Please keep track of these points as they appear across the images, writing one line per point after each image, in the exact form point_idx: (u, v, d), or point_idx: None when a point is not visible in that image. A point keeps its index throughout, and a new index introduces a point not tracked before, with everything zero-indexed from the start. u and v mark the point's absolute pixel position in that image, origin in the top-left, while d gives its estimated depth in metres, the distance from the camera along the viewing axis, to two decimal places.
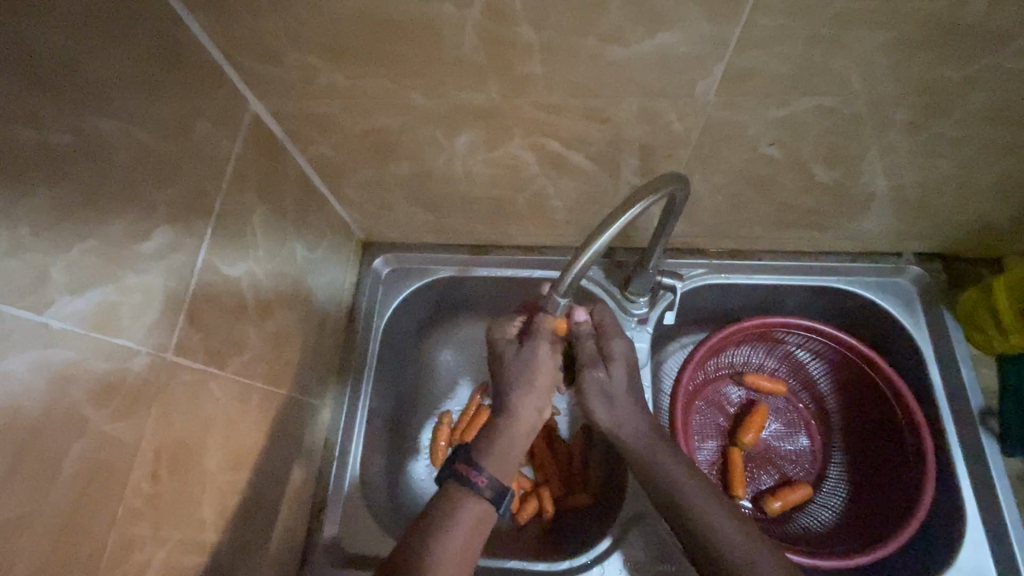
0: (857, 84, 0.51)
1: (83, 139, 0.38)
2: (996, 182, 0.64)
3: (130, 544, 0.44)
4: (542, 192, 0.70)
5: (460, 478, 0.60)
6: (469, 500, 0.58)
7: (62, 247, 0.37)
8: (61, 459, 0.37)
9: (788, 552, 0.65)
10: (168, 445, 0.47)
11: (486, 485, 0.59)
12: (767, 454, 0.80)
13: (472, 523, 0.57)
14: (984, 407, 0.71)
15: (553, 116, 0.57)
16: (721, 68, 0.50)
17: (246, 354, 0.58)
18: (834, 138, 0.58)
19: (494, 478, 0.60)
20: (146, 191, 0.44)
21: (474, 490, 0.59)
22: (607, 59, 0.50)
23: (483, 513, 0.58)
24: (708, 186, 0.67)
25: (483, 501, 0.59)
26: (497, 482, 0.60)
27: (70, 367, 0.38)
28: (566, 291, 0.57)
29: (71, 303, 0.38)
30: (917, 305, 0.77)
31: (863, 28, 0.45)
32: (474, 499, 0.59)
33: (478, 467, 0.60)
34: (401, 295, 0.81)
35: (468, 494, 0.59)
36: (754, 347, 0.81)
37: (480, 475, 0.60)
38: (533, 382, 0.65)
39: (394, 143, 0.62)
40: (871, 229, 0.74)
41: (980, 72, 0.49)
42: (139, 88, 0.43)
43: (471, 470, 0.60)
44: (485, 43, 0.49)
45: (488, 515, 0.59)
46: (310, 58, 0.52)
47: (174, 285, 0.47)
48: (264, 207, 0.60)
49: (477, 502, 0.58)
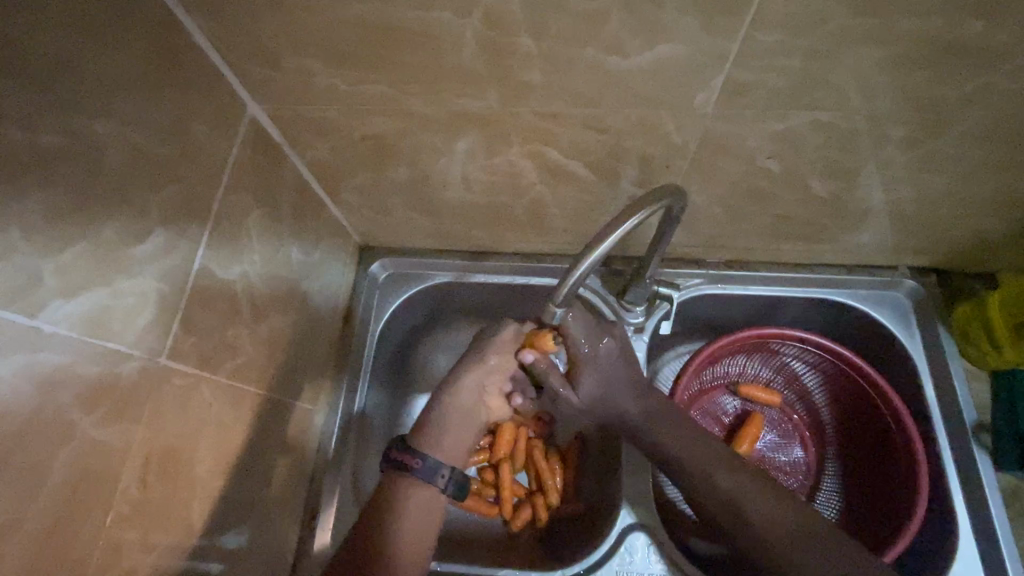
0: (853, 100, 0.51)
1: (80, 142, 0.38)
2: (993, 198, 0.64)
3: (118, 549, 0.43)
4: (540, 200, 0.70)
5: (399, 464, 0.60)
6: (414, 486, 0.59)
7: (53, 249, 0.37)
8: (47, 465, 0.37)
9: None
10: (159, 449, 0.47)
11: (423, 468, 0.60)
12: (762, 466, 0.80)
13: (419, 505, 0.59)
14: (977, 422, 0.71)
15: (552, 124, 0.57)
16: (719, 81, 0.50)
17: (239, 357, 0.58)
18: (830, 152, 0.58)
19: (429, 458, 0.60)
20: (142, 194, 0.44)
21: (413, 475, 0.59)
22: (607, 70, 0.50)
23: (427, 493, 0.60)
24: (705, 197, 0.68)
25: (423, 484, 0.60)
26: (430, 460, 0.60)
27: (59, 371, 0.37)
28: (561, 301, 0.56)
29: (63, 305, 0.38)
30: (912, 319, 0.77)
31: (859, 45, 0.46)
32: (414, 482, 0.60)
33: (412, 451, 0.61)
34: (397, 300, 0.80)
35: (411, 479, 0.60)
36: (749, 357, 0.81)
37: (417, 458, 0.60)
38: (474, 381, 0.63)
39: (393, 148, 0.62)
40: (867, 243, 0.74)
41: (977, 90, 0.49)
42: (135, 90, 0.43)
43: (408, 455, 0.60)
44: (484, 52, 0.49)
45: (432, 496, 0.60)
46: (309, 64, 0.52)
47: (167, 288, 0.47)
48: (261, 210, 0.60)
49: (418, 485, 0.59)
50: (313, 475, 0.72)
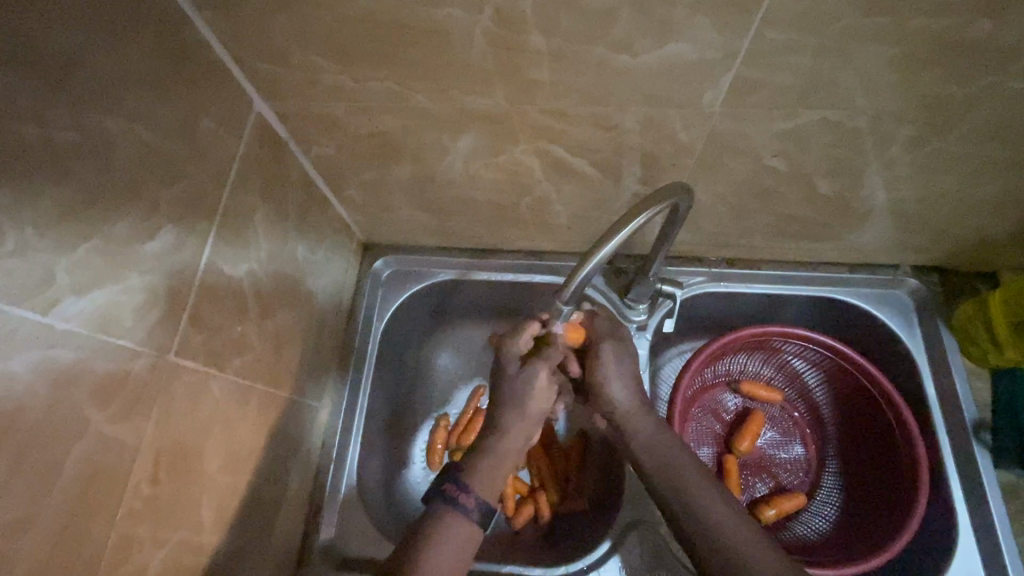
0: (860, 99, 0.52)
1: (91, 138, 0.38)
2: (995, 197, 0.64)
3: (129, 546, 0.43)
4: (545, 198, 0.70)
5: (447, 496, 0.58)
6: (456, 521, 0.57)
7: (66, 245, 0.37)
8: (61, 461, 0.37)
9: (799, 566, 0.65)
10: (169, 445, 0.47)
11: (473, 505, 0.58)
12: (762, 462, 0.81)
13: (459, 540, 0.56)
14: (977, 420, 0.72)
15: (560, 122, 0.57)
16: (728, 79, 0.50)
17: (246, 354, 0.58)
18: (836, 151, 0.58)
19: (480, 497, 0.59)
20: (151, 190, 0.44)
21: (461, 510, 0.57)
22: (615, 68, 0.50)
23: (468, 534, 0.57)
24: (710, 195, 0.68)
25: (468, 521, 0.57)
26: (483, 500, 0.58)
27: (72, 367, 0.37)
28: (568, 299, 0.56)
29: (75, 302, 0.38)
30: (913, 317, 0.78)
31: (869, 43, 0.46)
32: (459, 518, 0.57)
33: (464, 487, 0.59)
34: (400, 297, 0.80)
35: (455, 514, 0.57)
36: (751, 355, 0.82)
37: (467, 495, 0.58)
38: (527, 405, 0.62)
39: (398, 145, 0.62)
40: (869, 241, 0.75)
41: (983, 89, 0.50)
42: (145, 86, 0.43)
43: (459, 490, 0.59)
44: (493, 49, 0.49)
45: (472, 535, 0.57)
46: (317, 60, 0.52)
47: (175, 285, 0.47)
48: (267, 207, 0.60)
49: (464, 523, 0.57)
50: (318, 472, 0.72)
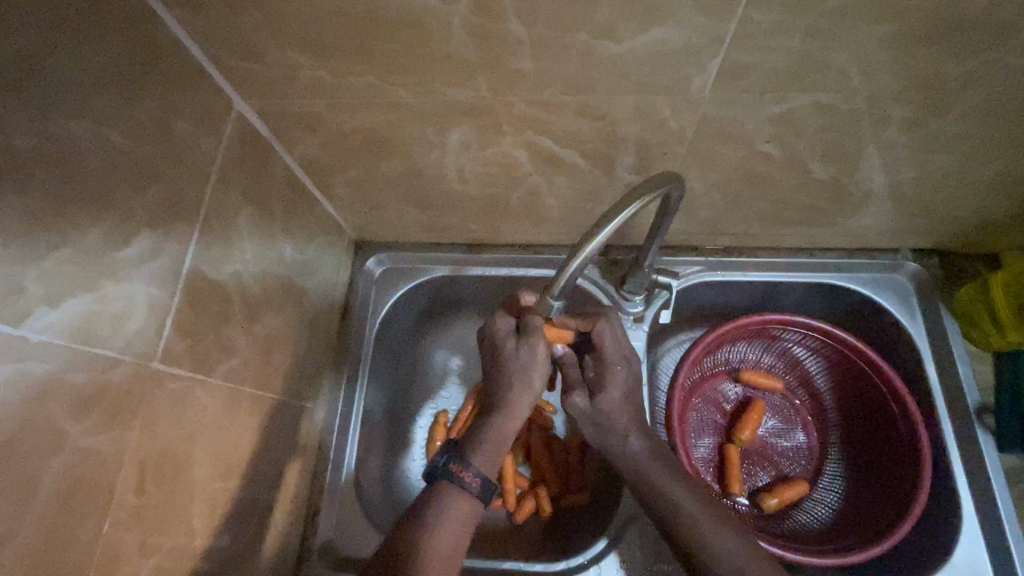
0: (854, 79, 0.50)
1: (57, 144, 0.37)
2: (995, 177, 0.63)
3: (117, 556, 0.43)
4: (535, 191, 0.69)
5: (449, 474, 0.58)
6: (457, 498, 0.57)
7: (34, 256, 0.36)
8: (38, 477, 0.36)
9: (798, 556, 0.65)
10: (154, 455, 0.46)
11: (473, 481, 0.57)
12: (764, 452, 0.80)
13: (460, 520, 0.56)
14: (980, 404, 0.71)
15: (546, 113, 0.56)
16: (716, 63, 0.49)
17: (235, 359, 0.57)
18: (830, 135, 0.57)
19: (482, 475, 0.58)
20: (127, 195, 0.43)
21: (461, 488, 0.57)
22: (600, 56, 0.48)
23: (469, 508, 0.57)
24: (704, 182, 0.66)
25: (469, 498, 0.57)
26: (484, 477, 0.58)
27: (47, 379, 0.37)
28: (559, 294, 0.55)
29: (47, 314, 0.37)
30: (914, 301, 0.77)
31: (860, 22, 0.44)
32: (460, 495, 0.57)
33: (465, 463, 0.58)
34: (394, 295, 0.79)
35: (455, 491, 0.57)
36: (751, 344, 0.80)
37: (467, 472, 0.58)
38: (531, 373, 0.61)
39: (383, 141, 0.61)
40: (868, 225, 0.73)
41: (981, 66, 0.48)
42: (115, 88, 0.42)
43: (458, 466, 0.58)
44: (474, 40, 0.48)
45: (474, 512, 0.57)
46: (294, 56, 0.50)
47: (156, 291, 0.46)
48: (251, 208, 0.59)
49: (464, 498, 0.57)
50: (315, 472, 0.71)
